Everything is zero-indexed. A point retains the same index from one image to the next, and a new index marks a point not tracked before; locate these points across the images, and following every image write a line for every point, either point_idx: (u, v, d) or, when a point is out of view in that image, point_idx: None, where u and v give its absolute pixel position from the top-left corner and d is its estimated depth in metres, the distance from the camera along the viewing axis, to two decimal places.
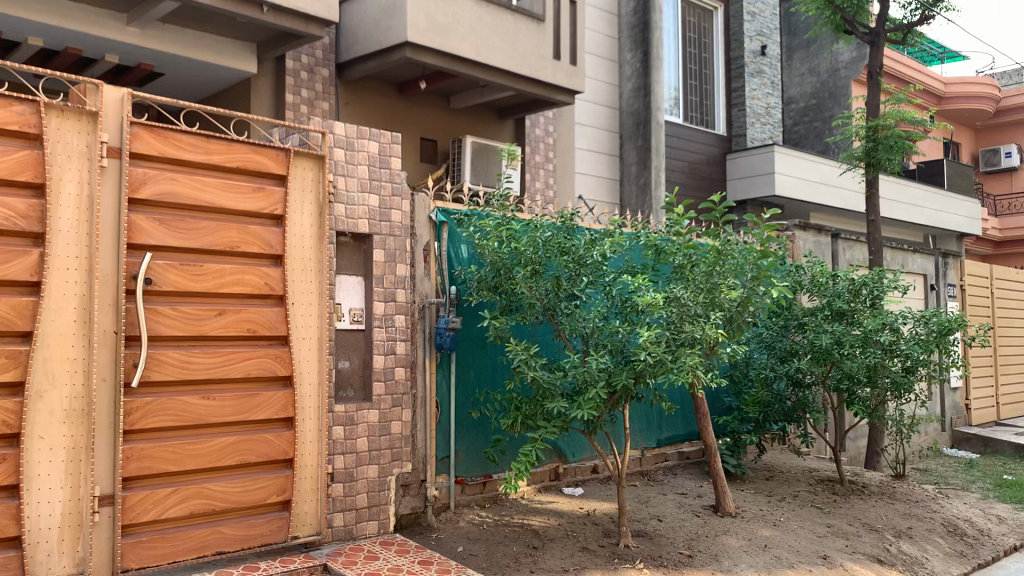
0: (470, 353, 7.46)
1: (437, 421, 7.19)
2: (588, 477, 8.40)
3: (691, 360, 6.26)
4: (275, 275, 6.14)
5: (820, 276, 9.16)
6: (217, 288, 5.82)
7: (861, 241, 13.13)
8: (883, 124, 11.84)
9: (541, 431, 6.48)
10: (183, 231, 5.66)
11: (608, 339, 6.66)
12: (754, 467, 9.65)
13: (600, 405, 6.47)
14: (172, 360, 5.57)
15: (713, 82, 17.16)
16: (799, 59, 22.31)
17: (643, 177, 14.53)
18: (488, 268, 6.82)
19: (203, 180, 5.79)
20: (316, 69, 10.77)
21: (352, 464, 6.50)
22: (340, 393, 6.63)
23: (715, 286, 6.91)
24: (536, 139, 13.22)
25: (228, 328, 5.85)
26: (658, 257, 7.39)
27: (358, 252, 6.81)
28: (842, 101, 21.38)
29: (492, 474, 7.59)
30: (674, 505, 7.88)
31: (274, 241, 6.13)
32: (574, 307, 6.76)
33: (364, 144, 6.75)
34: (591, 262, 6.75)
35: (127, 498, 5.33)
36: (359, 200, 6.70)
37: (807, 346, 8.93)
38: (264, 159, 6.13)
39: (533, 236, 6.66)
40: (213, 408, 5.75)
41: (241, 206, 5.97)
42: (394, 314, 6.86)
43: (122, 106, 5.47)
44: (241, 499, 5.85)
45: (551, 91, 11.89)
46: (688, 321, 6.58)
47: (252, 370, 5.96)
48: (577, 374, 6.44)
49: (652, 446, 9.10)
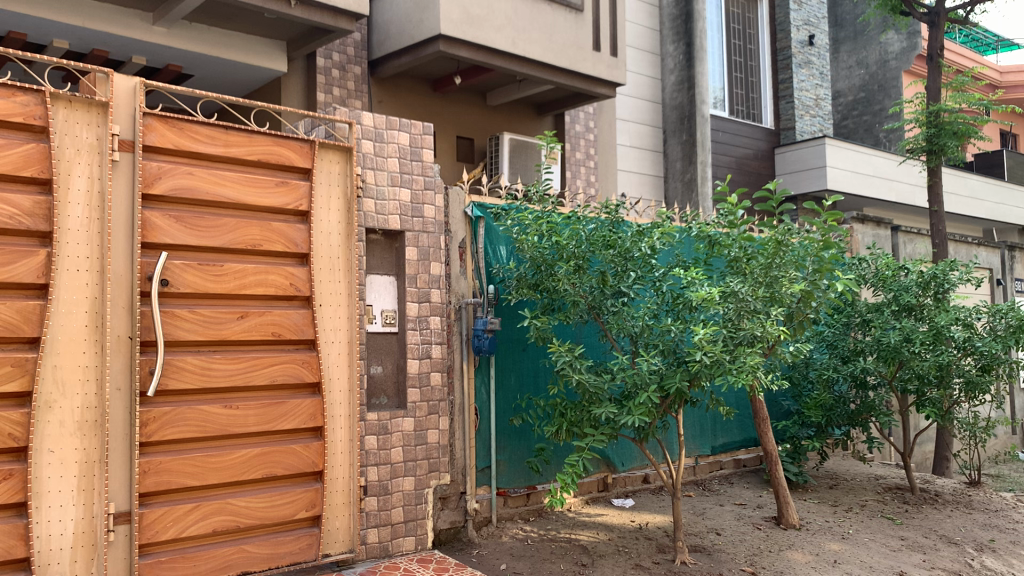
0: (510, 357, 7.01)
1: (476, 429, 6.76)
2: (639, 488, 7.87)
3: (752, 360, 5.73)
4: (301, 275, 5.75)
5: (886, 269, 8.49)
6: (239, 290, 5.44)
7: (923, 234, 12.40)
8: (945, 109, 11.17)
9: (588, 439, 6.00)
10: (201, 229, 5.29)
11: (659, 339, 6.16)
12: (816, 475, 9.05)
13: (653, 410, 5.97)
14: (191, 366, 5.20)
15: (759, 75, 16.53)
16: (847, 52, 21.56)
17: (689, 173, 13.94)
18: (527, 264, 6.38)
19: (222, 174, 5.42)
20: (349, 66, 10.44)
21: (386, 476, 6.09)
22: (372, 400, 6.21)
23: (775, 279, 6.41)
24: (576, 136, 12.77)
25: (250, 332, 5.47)
26: (711, 250, 6.90)
27: (390, 250, 6.41)
28: (892, 94, 20.49)
29: (536, 485, 7.13)
30: (733, 517, 7.33)
31: (299, 239, 5.74)
32: (621, 305, 6.27)
33: (393, 136, 6.35)
34: (638, 256, 6.27)
35: (145, 515, 4.97)
36: (389, 194, 6.30)
37: (872, 345, 8.30)
38: (287, 152, 5.75)
39: (576, 230, 6.21)
40: (237, 418, 5.37)
41: (264, 202, 5.59)
42: (428, 315, 6.44)
43: (134, 96, 5.13)
44: (268, 515, 5.46)
45: (591, 83, 11.40)
46: (748, 317, 6.06)
47: (278, 377, 5.57)
48: (626, 378, 5.95)
49: (706, 454, 8.56)
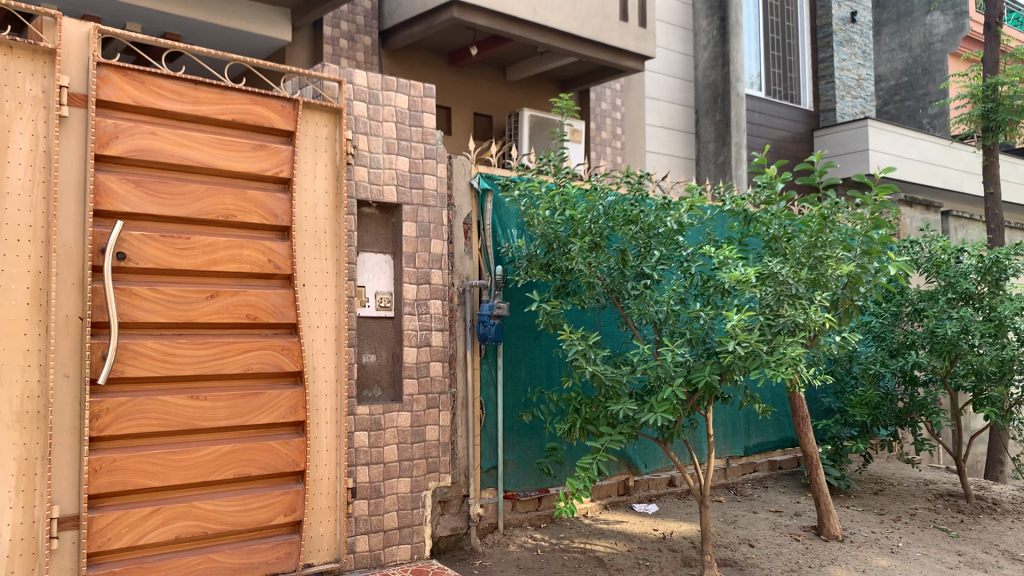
0: (520, 345, 6.33)
1: (482, 425, 6.09)
2: (664, 492, 7.17)
3: (794, 351, 5.01)
4: (282, 250, 5.10)
5: (942, 252, 7.64)
6: (209, 266, 4.81)
7: (977, 220, 11.47)
8: (1005, 82, 10.24)
9: (604, 439, 5.31)
10: (165, 196, 4.67)
11: (686, 326, 5.45)
12: (859, 479, 8.28)
13: (678, 407, 5.28)
14: (152, 351, 4.58)
15: (798, 54, 15.62)
16: (889, 34, 20.47)
17: (722, 155, 13.13)
18: (538, 242, 5.71)
19: (190, 135, 4.78)
20: (358, 36, 9.78)
21: (378, 477, 5.45)
22: (363, 392, 5.56)
23: (819, 260, 5.64)
24: (602, 114, 12.03)
25: (221, 313, 4.84)
26: (746, 228, 6.16)
27: (385, 226, 5.76)
28: (937, 78, 19.38)
29: (548, 488, 6.45)
30: (767, 526, 6.62)
31: (280, 210, 5.09)
32: (644, 288, 5.55)
33: (390, 98, 5.68)
34: (663, 232, 5.55)
35: (96, 520, 4.37)
36: (384, 162, 5.64)
37: (925, 337, 7.49)
38: (267, 112, 5.09)
39: (593, 202, 5.51)
40: (206, 411, 4.75)
41: (239, 167, 4.94)
42: (428, 298, 5.77)
43: (87, 44, 4.52)
44: (240, 520, 4.84)
45: (618, 56, 10.63)
46: (789, 303, 5.33)
47: (253, 364, 4.93)
48: (649, 370, 5.25)
49: (739, 455, 7.81)
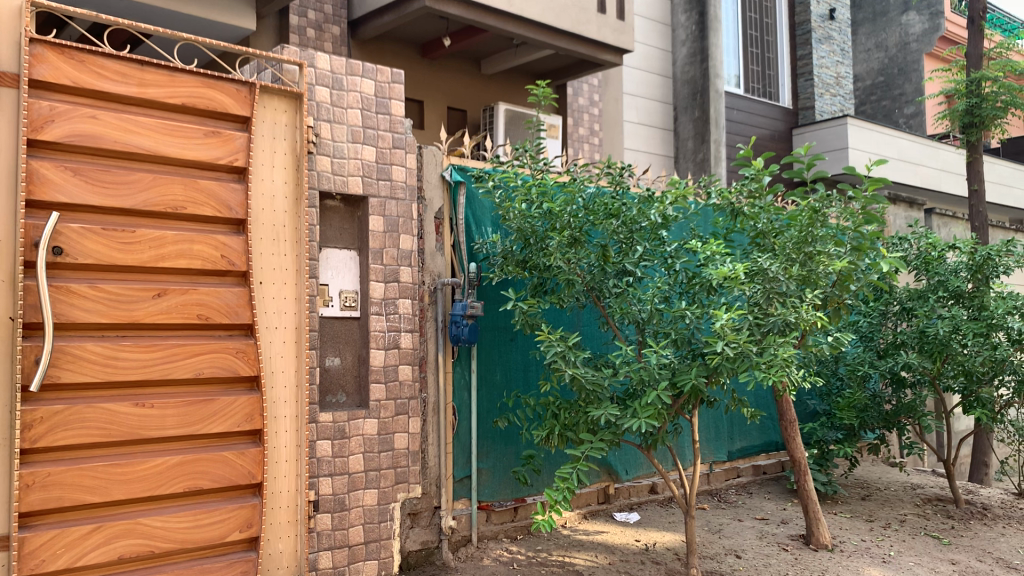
0: (495, 347, 5.99)
1: (455, 432, 5.74)
2: (645, 499, 6.85)
3: (785, 352, 4.72)
4: (237, 245, 4.72)
5: (931, 250, 7.39)
6: (156, 262, 4.43)
7: (960, 218, 11.29)
8: (989, 77, 10.05)
9: (584, 447, 4.99)
10: (107, 186, 4.28)
11: (670, 326, 5.15)
12: (845, 484, 8.01)
13: (663, 412, 4.97)
14: (92, 355, 4.19)
15: (777, 51, 15.42)
16: (865, 33, 20.29)
17: (701, 152, 12.84)
18: (514, 237, 5.37)
19: (135, 120, 4.38)
20: (326, 26, 9.34)
21: (343, 489, 5.09)
22: (326, 398, 5.20)
23: (809, 257, 5.36)
24: (579, 110, 11.71)
25: (169, 314, 4.46)
26: (733, 223, 5.84)
27: (351, 220, 5.40)
28: (913, 78, 19.24)
29: (525, 498, 6.11)
30: (754, 536, 6.32)
31: (234, 202, 4.72)
32: (626, 286, 5.24)
33: (355, 83, 5.32)
34: (646, 227, 5.23)
35: (28, 541, 3.98)
36: (349, 152, 5.28)
37: (914, 336, 7.24)
38: (220, 96, 4.71)
39: (571, 195, 5.19)
40: (153, 420, 4.36)
41: (189, 155, 4.56)
42: (396, 297, 5.42)
43: (19, 19, 4.10)
44: (191, 537, 4.46)
45: (596, 49, 10.32)
46: (779, 301, 5.03)
47: (205, 369, 4.56)
48: (632, 373, 4.94)
49: (723, 460, 7.52)
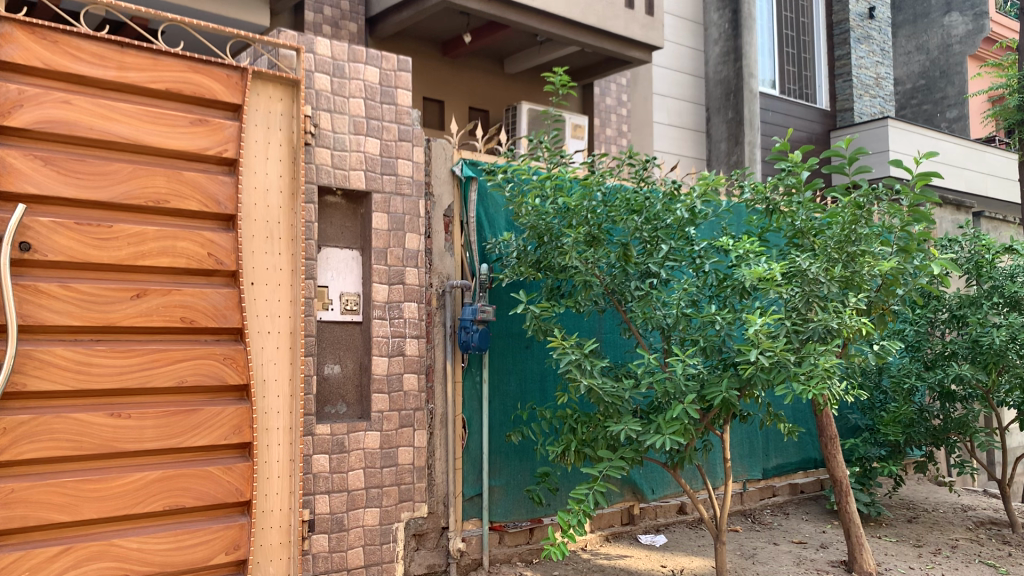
0: (508, 355, 5.57)
1: (465, 447, 5.31)
2: (673, 520, 6.37)
3: (828, 361, 4.25)
4: (225, 242, 4.36)
5: (984, 253, 6.84)
6: (136, 260, 4.08)
7: (1010, 222, 10.67)
8: None
9: (604, 464, 4.56)
10: (82, 177, 3.94)
11: (699, 333, 4.70)
12: (890, 505, 7.45)
13: (690, 428, 4.52)
14: (63, 361, 3.85)
15: (814, 51, 14.87)
16: (906, 36, 19.44)
17: (735, 155, 12.32)
18: (527, 235, 4.97)
19: (114, 106, 4.04)
20: (343, 23, 8.79)
21: (341, 507, 4.69)
22: (325, 409, 4.84)
23: (853, 257, 4.87)
24: (607, 110, 11.26)
25: (149, 316, 4.10)
26: (768, 221, 5.34)
27: (354, 217, 5.02)
28: (956, 81, 18.34)
29: (541, 518, 5.66)
30: (790, 561, 5.82)
31: (223, 196, 4.36)
32: (650, 288, 4.81)
33: (358, 70, 4.95)
34: (672, 224, 4.80)
35: None
36: (351, 144, 4.89)
37: (966, 346, 6.69)
38: (208, 81, 4.36)
39: (590, 188, 4.77)
40: (129, 431, 4.00)
41: (173, 144, 4.21)
42: (402, 301, 5.03)
43: None
44: (171, 560, 4.08)
45: (624, 46, 9.87)
46: (820, 306, 4.56)
47: (188, 377, 4.20)
48: (656, 385, 4.49)
49: (757, 478, 7.01)
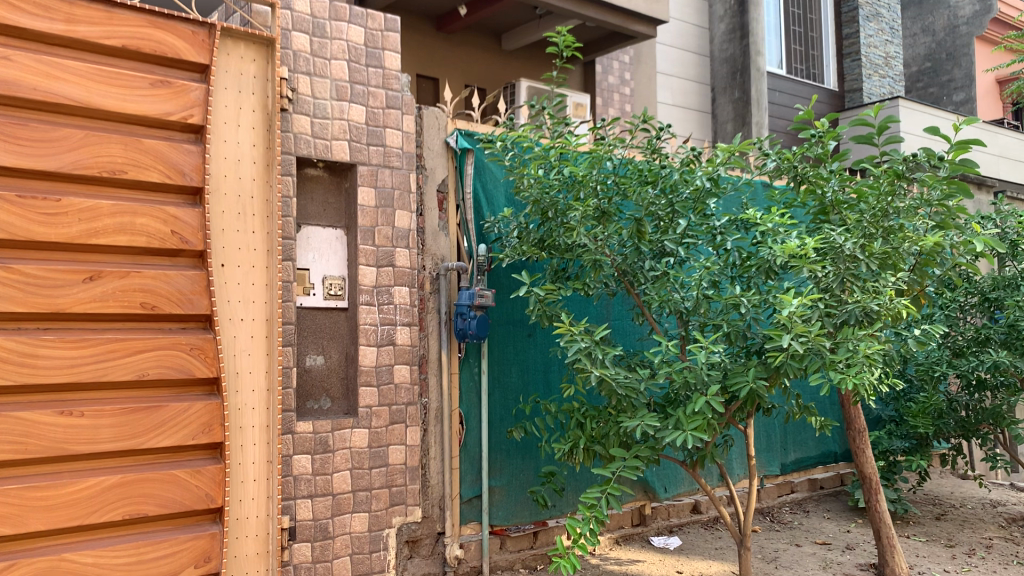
0: (509, 344, 5.11)
1: (463, 445, 4.85)
2: (687, 521, 5.93)
3: (869, 347, 3.78)
4: (192, 218, 3.89)
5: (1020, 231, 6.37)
6: (89, 238, 3.62)
7: None
8: None
9: (617, 464, 4.10)
10: (25, 143, 3.47)
11: (721, 317, 4.25)
12: (915, 501, 7.01)
13: (714, 423, 4.07)
14: (5, 353, 3.39)
15: (821, 29, 14.36)
16: (909, 17, 17.79)
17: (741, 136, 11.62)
18: (529, 211, 4.51)
19: (62, 64, 3.57)
20: None
21: (325, 513, 4.24)
22: (306, 404, 4.38)
23: (889, 232, 4.42)
24: (609, 89, 10.75)
25: (104, 301, 3.63)
26: (794, 194, 4.88)
27: (338, 192, 4.56)
28: (963, 63, 16.87)
29: (546, 521, 5.20)
30: (816, 565, 5.37)
31: (188, 167, 3.89)
32: (666, 268, 4.35)
33: (340, 30, 4.47)
34: (691, 197, 4.34)
35: None
36: (332, 111, 4.42)
37: (1001, 332, 6.26)
38: (171, 38, 3.87)
39: (598, 158, 4.31)
40: (83, 432, 3.55)
41: (131, 108, 3.74)
42: (391, 285, 4.56)
43: None
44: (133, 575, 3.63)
45: (627, 20, 9.30)
46: (856, 286, 4.09)
47: (151, 370, 3.74)
48: (674, 376, 4.03)
49: (776, 474, 6.57)
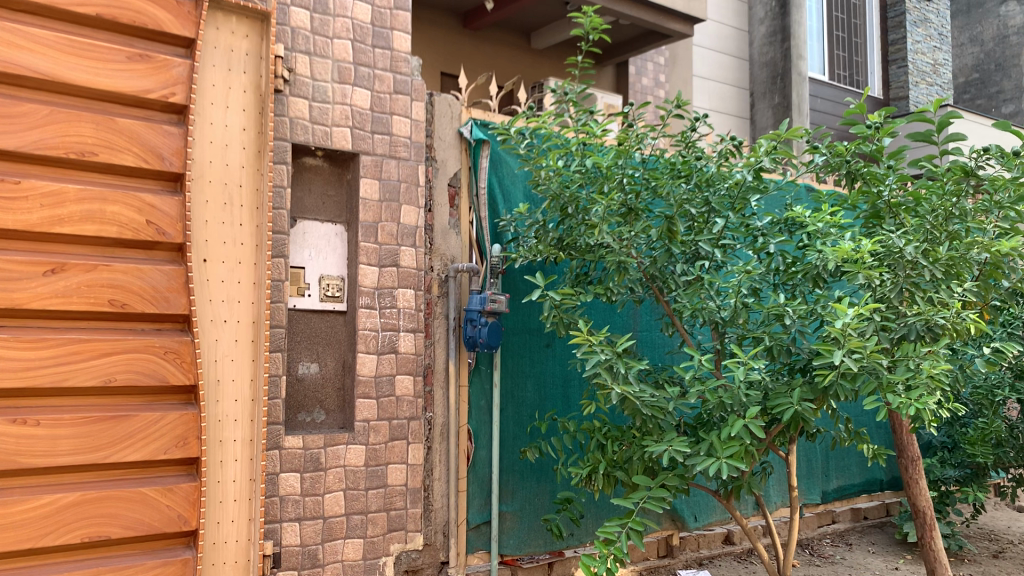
0: (524, 355, 4.67)
1: (472, 464, 4.41)
2: (719, 552, 5.43)
3: (933, 367, 3.28)
4: (172, 208, 3.51)
5: None
6: (53, 226, 3.24)
7: None
8: None
9: (641, 493, 3.64)
10: None
11: (762, 329, 3.79)
12: (969, 536, 6.44)
13: (752, 448, 3.60)
14: None
15: (866, 34, 13.78)
16: (955, 26, 16.78)
17: None
18: (548, 208, 4.09)
19: (28, 32, 3.20)
20: None
21: (314, 538, 3.82)
22: (298, 416, 3.98)
23: (953, 236, 3.93)
24: (642, 91, 10.27)
25: (67, 297, 3.26)
26: (844, 195, 4.41)
27: (339, 184, 4.17)
28: (1014, 75, 15.96)
29: (563, 551, 4.74)
30: None
31: (168, 151, 3.51)
32: (700, 273, 3.89)
33: (343, 7, 4.07)
34: (728, 195, 3.91)
35: None
36: (334, 94, 4.02)
37: None
38: (151, 7, 3.50)
39: (626, 150, 3.87)
40: (38, 443, 3.16)
41: (105, 84, 3.37)
42: (396, 287, 4.14)
43: None
44: None
45: (662, 17, 8.82)
46: (917, 297, 3.61)
47: (120, 375, 3.35)
48: (708, 395, 3.56)
49: (816, 502, 6.05)
